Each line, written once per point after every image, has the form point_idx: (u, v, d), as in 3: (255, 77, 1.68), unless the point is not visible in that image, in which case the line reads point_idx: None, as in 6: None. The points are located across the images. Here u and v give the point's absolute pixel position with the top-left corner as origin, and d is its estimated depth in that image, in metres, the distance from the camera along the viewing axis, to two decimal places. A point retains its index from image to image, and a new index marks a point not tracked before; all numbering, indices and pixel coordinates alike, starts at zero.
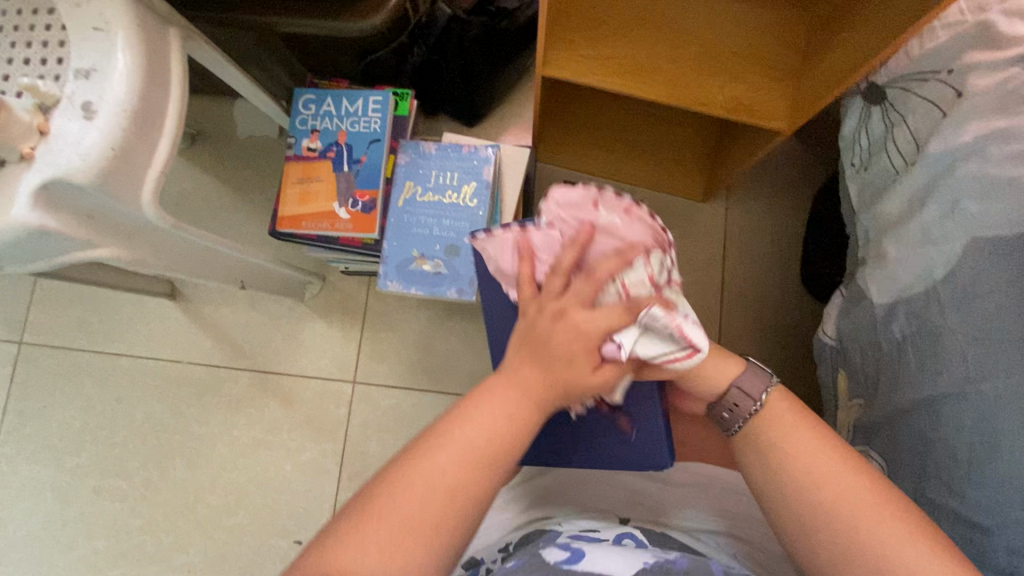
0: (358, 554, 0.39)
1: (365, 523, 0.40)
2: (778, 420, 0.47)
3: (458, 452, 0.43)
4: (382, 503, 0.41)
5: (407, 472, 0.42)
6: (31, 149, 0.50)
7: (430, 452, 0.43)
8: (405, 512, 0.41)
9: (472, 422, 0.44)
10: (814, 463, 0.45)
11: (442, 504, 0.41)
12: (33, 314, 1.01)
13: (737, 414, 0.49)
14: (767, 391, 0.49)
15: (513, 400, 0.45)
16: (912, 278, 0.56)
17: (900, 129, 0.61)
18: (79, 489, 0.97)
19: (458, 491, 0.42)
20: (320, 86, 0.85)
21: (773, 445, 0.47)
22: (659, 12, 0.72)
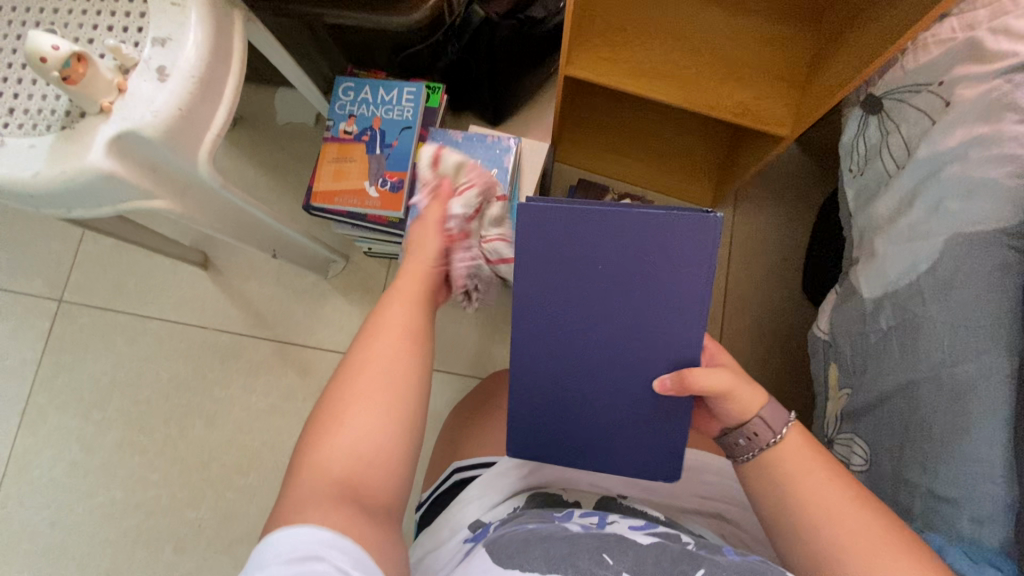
0: (342, 436, 0.45)
1: (340, 410, 0.46)
2: (795, 450, 0.50)
3: (389, 343, 0.50)
4: (350, 390, 0.47)
5: (353, 369, 0.49)
6: (110, 104, 0.57)
7: (371, 346, 0.50)
8: (372, 387, 0.47)
9: (390, 317, 0.52)
10: (827, 499, 0.47)
11: (382, 378, 0.48)
12: (74, 274, 1.08)
13: (754, 442, 0.51)
14: (787, 426, 0.51)
15: (412, 308, 0.54)
16: (898, 273, 0.61)
17: (895, 137, 0.65)
18: (104, 440, 1.03)
19: (392, 369, 0.49)
20: (359, 76, 0.91)
21: (790, 482, 0.49)
22: (676, 22, 0.78)
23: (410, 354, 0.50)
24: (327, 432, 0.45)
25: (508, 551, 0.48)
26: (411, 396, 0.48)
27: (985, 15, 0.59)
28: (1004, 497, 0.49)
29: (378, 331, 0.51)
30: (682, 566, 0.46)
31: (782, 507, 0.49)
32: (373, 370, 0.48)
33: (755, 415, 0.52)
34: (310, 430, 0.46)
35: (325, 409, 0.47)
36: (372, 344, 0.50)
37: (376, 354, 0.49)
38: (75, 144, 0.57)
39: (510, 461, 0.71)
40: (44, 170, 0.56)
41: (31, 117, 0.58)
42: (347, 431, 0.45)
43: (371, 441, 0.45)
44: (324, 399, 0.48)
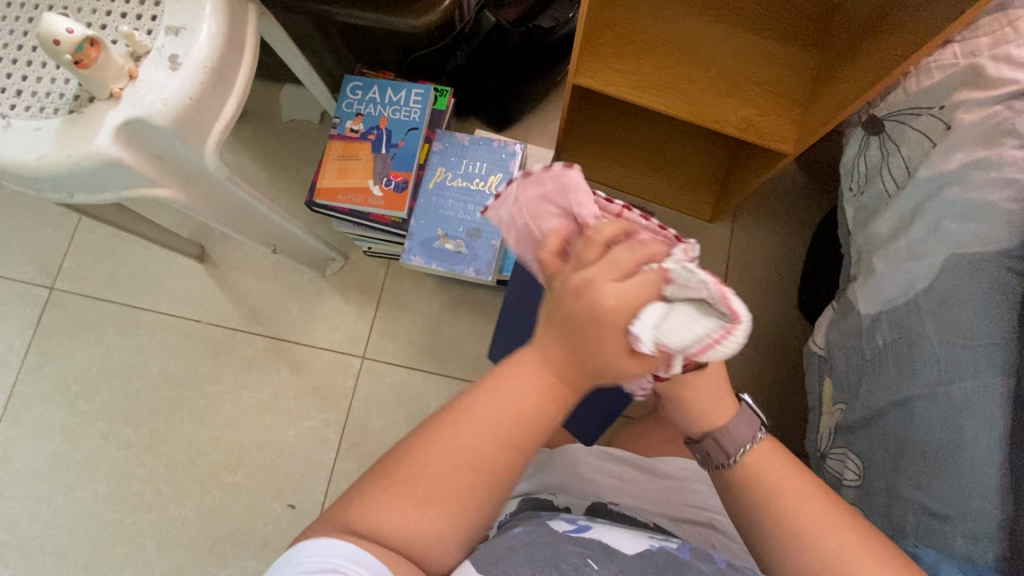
0: (407, 517, 0.38)
1: (408, 485, 0.38)
2: (771, 463, 0.47)
3: (477, 431, 0.39)
4: (422, 472, 0.38)
5: (443, 456, 0.39)
6: (120, 90, 0.56)
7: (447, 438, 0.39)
8: (444, 482, 0.38)
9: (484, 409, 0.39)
10: (816, 517, 0.44)
11: (467, 482, 0.38)
12: (67, 263, 1.07)
13: (707, 460, 0.49)
14: (745, 449, 0.47)
15: (535, 387, 0.39)
16: (897, 291, 0.62)
17: (895, 158, 0.67)
18: (89, 432, 1.01)
19: (484, 465, 0.39)
20: (368, 76, 0.92)
21: (771, 500, 0.46)
22: (685, 36, 0.79)
23: (514, 451, 0.39)
24: (386, 498, 0.38)
25: (492, 559, 0.45)
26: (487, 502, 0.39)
27: (987, 43, 0.60)
28: (998, 517, 0.49)
29: (482, 420, 0.39)
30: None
31: (764, 527, 0.46)
32: (461, 471, 0.38)
33: (709, 435, 0.48)
34: (377, 477, 0.39)
35: (397, 468, 0.39)
36: (469, 425, 0.39)
37: (462, 469, 0.38)
38: (81, 129, 0.56)
39: None
40: (48, 153, 0.56)
41: (39, 100, 0.57)
42: (407, 519, 0.38)
43: (427, 535, 0.38)
44: (404, 446, 0.40)
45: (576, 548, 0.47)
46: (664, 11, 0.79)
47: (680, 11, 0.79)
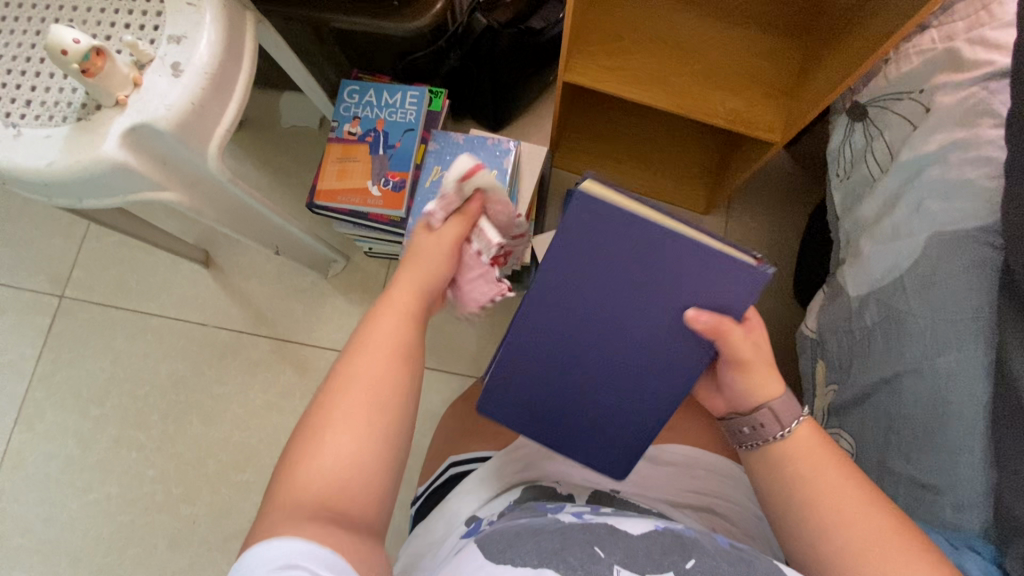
0: (319, 459, 0.43)
1: (317, 435, 0.44)
2: (803, 446, 0.51)
3: (375, 356, 0.49)
4: (326, 411, 0.45)
5: (337, 389, 0.46)
6: (125, 97, 0.59)
7: (351, 367, 0.48)
8: (351, 408, 0.45)
9: (380, 332, 0.50)
10: (842, 497, 0.47)
11: (367, 399, 0.46)
12: (76, 272, 1.09)
13: (757, 432, 0.53)
14: (796, 422, 0.51)
15: (400, 319, 0.52)
16: (883, 271, 0.63)
17: (878, 143, 0.68)
18: (100, 436, 1.03)
19: (376, 380, 0.47)
20: (364, 80, 0.94)
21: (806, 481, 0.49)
22: (671, 31, 0.81)
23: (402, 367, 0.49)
24: (307, 454, 0.43)
25: (498, 547, 0.48)
26: (393, 411, 0.46)
27: (962, 27, 0.62)
28: (984, 485, 0.51)
29: (365, 347, 0.49)
30: (674, 557, 0.46)
31: (796, 509, 0.49)
32: (353, 392, 0.46)
33: (765, 406, 0.53)
34: (286, 459, 0.44)
35: (302, 430, 0.45)
36: (360, 361, 0.48)
37: (351, 392, 0.46)
38: (90, 135, 0.59)
39: (502, 461, 0.73)
40: (58, 159, 0.58)
41: (48, 110, 0.60)
42: (321, 459, 0.43)
43: (346, 468, 0.43)
44: (308, 416, 0.46)
45: (581, 537, 0.48)
46: (649, 8, 0.81)
47: (666, 7, 0.81)
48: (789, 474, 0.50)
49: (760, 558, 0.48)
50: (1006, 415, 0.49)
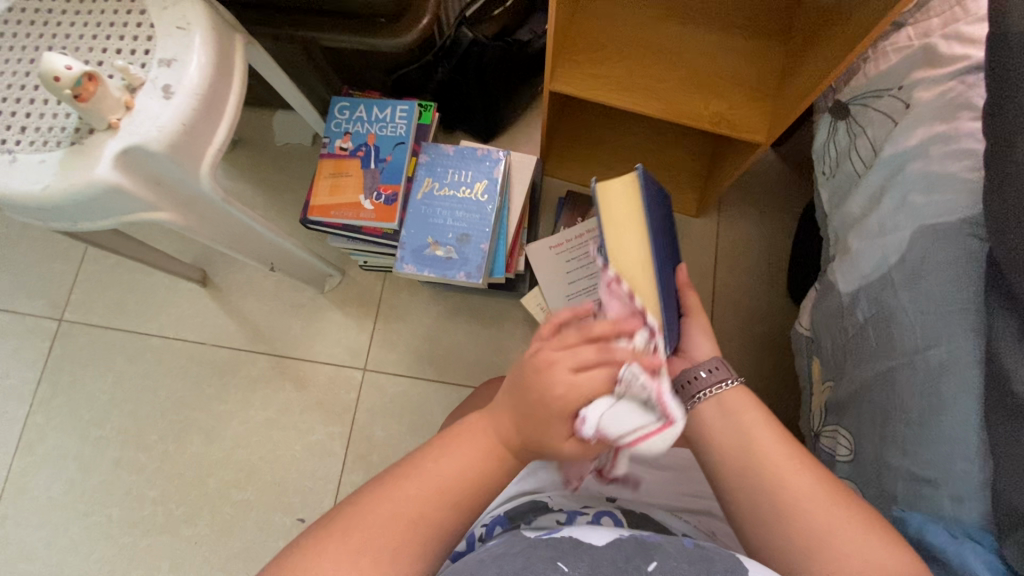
0: (330, 569, 0.41)
1: (341, 538, 0.42)
2: (756, 417, 0.51)
3: (427, 485, 0.45)
4: (357, 520, 0.43)
5: (388, 510, 0.44)
6: (118, 120, 0.60)
7: (409, 483, 0.45)
8: (389, 528, 0.43)
9: (448, 460, 0.46)
10: (802, 485, 0.46)
11: (405, 533, 0.43)
12: (75, 295, 1.10)
13: (712, 377, 0.55)
14: (736, 380, 0.54)
15: (473, 454, 0.47)
16: (872, 266, 0.64)
17: (861, 139, 0.69)
18: (102, 458, 1.03)
19: (423, 518, 0.44)
20: (354, 96, 0.95)
21: (749, 445, 0.49)
22: (652, 37, 0.82)
23: (456, 511, 0.46)
24: (323, 551, 0.42)
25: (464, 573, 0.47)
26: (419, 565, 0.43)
27: (938, 23, 0.63)
28: (980, 477, 0.50)
29: (434, 477, 0.45)
30: (637, 563, 0.46)
31: (756, 493, 0.47)
32: (396, 524, 0.43)
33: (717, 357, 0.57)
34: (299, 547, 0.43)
35: (328, 523, 0.44)
36: (414, 491, 0.44)
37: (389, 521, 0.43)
38: (83, 159, 0.60)
39: None
40: (51, 184, 0.59)
41: (42, 135, 0.61)
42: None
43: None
44: (340, 511, 0.44)
45: (546, 552, 0.48)
46: (632, 16, 0.82)
47: (648, 15, 0.82)
48: (721, 440, 0.51)
49: (719, 555, 0.47)
50: (998, 408, 0.49)
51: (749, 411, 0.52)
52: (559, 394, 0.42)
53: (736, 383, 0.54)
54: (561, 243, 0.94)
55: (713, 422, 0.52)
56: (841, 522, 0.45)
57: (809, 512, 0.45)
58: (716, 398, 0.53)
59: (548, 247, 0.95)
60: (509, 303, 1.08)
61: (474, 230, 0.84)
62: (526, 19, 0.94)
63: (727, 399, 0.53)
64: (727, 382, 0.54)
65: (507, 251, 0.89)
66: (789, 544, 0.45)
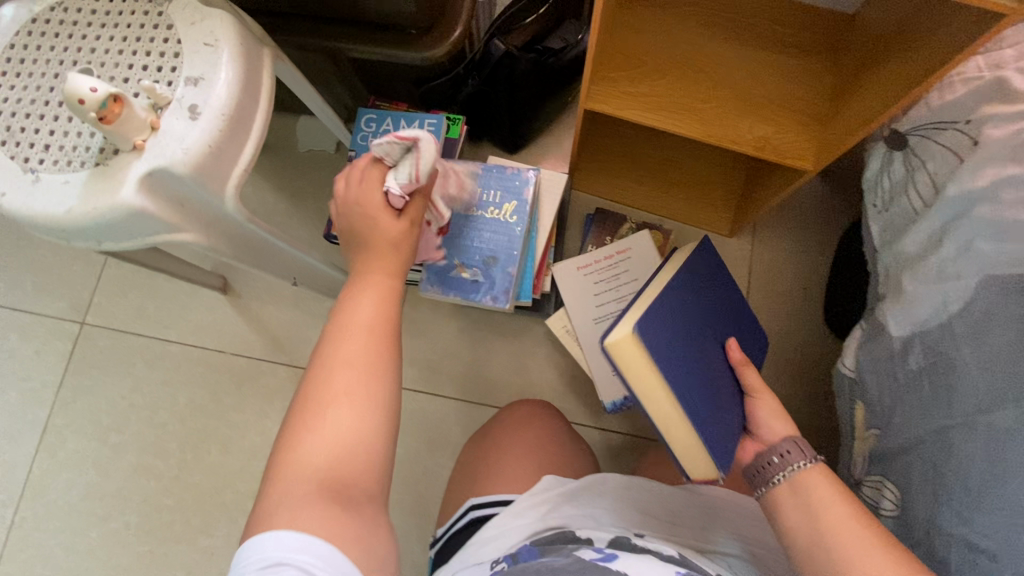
0: (320, 433, 0.48)
1: (317, 409, 0.48)
2: (831, 495, 0.54)
3: (355, 335, 0.52)
4: (323, 391, 0.49)
5: (328, 374, 0.50)
6: (142, 141, 0.58)
7: (341, 346, 0.51)
8: (345, 385, 0.50)
9: (359, 310, 0.54)
10: (871, 565, 0.49)
11: (359, 371, 0.50)
12: (96, 298, 1.10)
13: (785, 461, 0.57)
14: (814, 460, 0.57)
15: (376, 299, 0.55)
16: (928, 313, 0.60)
17: (920, 174, 0.65)
18: (120, 464, 1.03)
19: (368, 362, 0.51)
20: (381, 107, 0.93)
21: (821, 527, 0.53)
22: (694, 55, 0.78)
23: (387, 349, 0.53)
24: (309, 430, 0.48)
25: None
26: (384, 374, 0.51)
27: (1012, 55, 0.58)
28: None
29: (354, 325, 0.53)
30: None
31: (827, 571, 0.51)
32: (350, 373, 0.50)
33: (791, 439, 0.59)
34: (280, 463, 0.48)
35: (300, 406, 0.49)
36: (340, 344, 0.51)
37: (343, 377, 0.50)
38: (107, 181, 0.58)
39: (525, 505, 0.74)
40: (75, 206, 0.58)
41: (66, 154, 0.59)
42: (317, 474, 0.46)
43: (350, 437, 0.48)
44: (292, 410, 0.50)
45: None
46: (673, 31, 0.78)
47: (691, 32, 0.78)
48: (796, 517, 0.55)
49: None
50: None
51: (826, 490, 0.55)
52: (371, 206, 0.58)
53: (811, 463, 0.57)
54: (589, 263, 0.91)
55: (788, 502, 0.56)
56: None
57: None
58: (794, 480, 0.56)
59: (575, 266, 0.91)
60: (533, 321, 1.06)
61: (502, 251, 0.81)
62: (556, 26, 0.92)
63: (802, 480, 0.56)
64: (803, 464, 0.57)
65: (534, 272, 0.86)
66: None
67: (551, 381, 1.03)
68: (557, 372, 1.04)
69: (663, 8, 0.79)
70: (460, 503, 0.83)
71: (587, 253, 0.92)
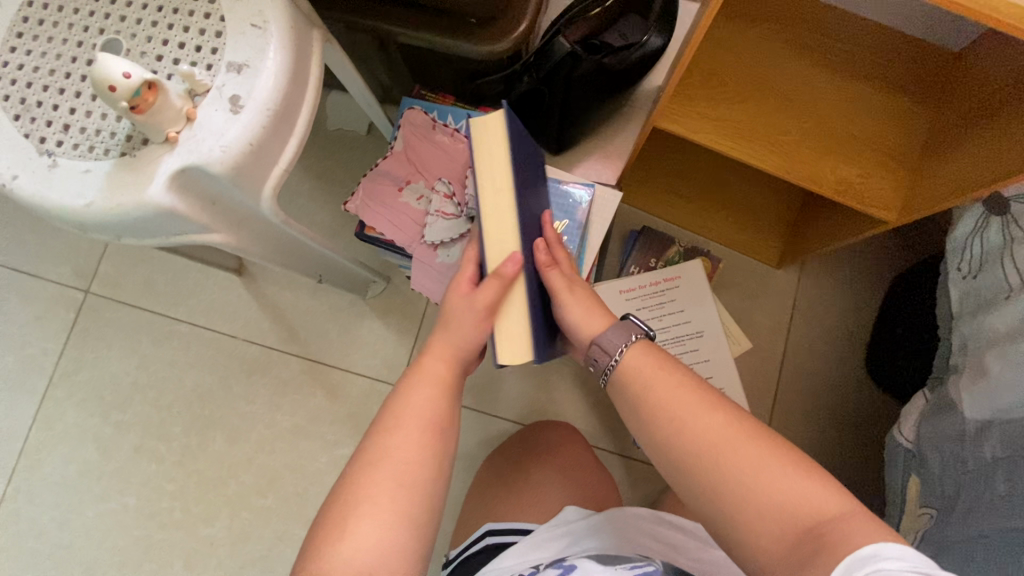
0: (395, 444, 0.49)
1: (396, 419, 0.51)
2: (644, 360, 0.52)
3: (441, 361, 0.56)
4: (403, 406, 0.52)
5: (387, 429, 0.51)
6: (176, 134, 0.51)
7: (424, 370, 0.55)
8: (421, 403, 0.52)
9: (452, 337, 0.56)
10: (703, 428, 0.46)
11: (434, 395, 0.53)
12: (103, 267, 1.04)
13: (599, 365, 0.54)
14: (626, 344, 0.53)
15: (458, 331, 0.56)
16: (1012, 402, 0.56)
17: (1021, 247, 0.59)
18: (121, 444, 0.99)
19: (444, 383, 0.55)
20: (427, 98, 0.85)
21: (655, 410, 0.49)
22: (780, 80, 0.71)
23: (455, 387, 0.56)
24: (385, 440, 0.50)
25: None
26: (441, 439, 0.52)
27: None
28: None
29: (421, 377, 0.54)
30: None
31: (671, 449, 0.48)
32: (412, 430, 0.50)
33: (594, 342, 0.54)
34: (321, 520, 0.47)
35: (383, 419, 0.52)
36: (423, 369, 0.55)
37: (403, 432, 0.50)
38: (135, 174, 0.52)
39: (545, 535, 0.66)
40: (96, 199, 0.51)
41: (88, 138, 0.53)
42: (355, 537, 0.45)
43: (419, 451, 0.50)
44: (375, 422, 0.52)
45: None
46: (760, 51, 0.71)
47: (779, 54, 0.72)
48: (637, 416, 0.51)
49: None
50: None
51: (646, 366, 0.52)
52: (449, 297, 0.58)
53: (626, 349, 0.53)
54: (632, 286, 0.85)
55: (625, 399, 0.52)
56: (743, 452, 0.45)
57: (722, 450, 0.45)
58: (623, 362, 0.53)
59: (617, 290, 0.85)
60: None
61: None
62: (617, 19, 0.81)
63: (629, 364, 0.52)
64: (624, 347, 0.53)
65: None
66: (718, 507, 0.45)
67: (574, 399, 1.00)
68: (582, 391, 1.00)
69: (753, 24, 0.72)
70: (473, 527, 0.75)
71: (631, 277, 0.87)
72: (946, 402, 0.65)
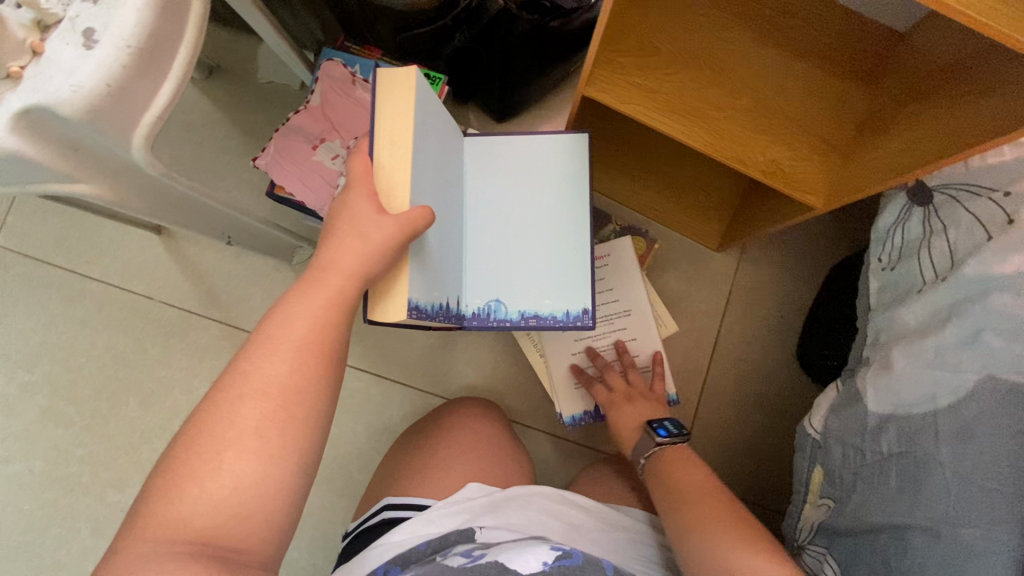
0: (264, 374, 0.45)
1: (269, 346, 0.46)
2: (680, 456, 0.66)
3: (333, 276, 0.48)
4: (278, 329, 0.47)
5: (263, 351, 0.46)
6: (19, 69, 0.46)
7: (312, 287, 0.48)
8: (300, 329, 0.47)
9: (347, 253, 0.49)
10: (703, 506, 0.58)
11: (319, 318, 0.47)
12: (12, 219, 0.97)
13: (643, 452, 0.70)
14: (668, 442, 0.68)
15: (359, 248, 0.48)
16: (912, 399, 0.57)
17: (940, 239, 0.61)
18: (27, 405, 0.94)
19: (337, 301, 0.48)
20: (350, 51, 0.80)
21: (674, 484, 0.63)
22: (717, 49, 0.67)
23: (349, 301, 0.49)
24: (252, 368, 0.45)
25: None
26: (331, 364, 0.48)
27: None
28: None
29: (306, 294, 0.48)
30: None
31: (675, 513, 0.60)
32: (285, 358, 0.46)
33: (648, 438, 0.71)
34: (177, 450, 0.43)
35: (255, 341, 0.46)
36: (311, 287, 0.48)
37: (282, 358, 0.45)
38: None
39: (443, 510, 0.64)
40: None
41: None
42: (221, 474, 0.42)
43: (291, 384, 0.45)
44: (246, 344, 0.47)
45: None
46: (698, 20, 0.67)
47: (718, 22, 0.68)
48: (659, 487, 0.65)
49: None
50: None
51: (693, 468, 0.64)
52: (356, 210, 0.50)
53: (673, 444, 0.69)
54: None
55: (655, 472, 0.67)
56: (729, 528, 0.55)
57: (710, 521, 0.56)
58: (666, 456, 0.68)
59: None
60: None
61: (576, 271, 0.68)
62: None
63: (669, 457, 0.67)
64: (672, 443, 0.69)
65: None
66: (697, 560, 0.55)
67: (504, 377, 0.98)
68: (512, 368, 0.98)
69: None
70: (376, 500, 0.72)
71: None
72: (854, 395, 0.64)
